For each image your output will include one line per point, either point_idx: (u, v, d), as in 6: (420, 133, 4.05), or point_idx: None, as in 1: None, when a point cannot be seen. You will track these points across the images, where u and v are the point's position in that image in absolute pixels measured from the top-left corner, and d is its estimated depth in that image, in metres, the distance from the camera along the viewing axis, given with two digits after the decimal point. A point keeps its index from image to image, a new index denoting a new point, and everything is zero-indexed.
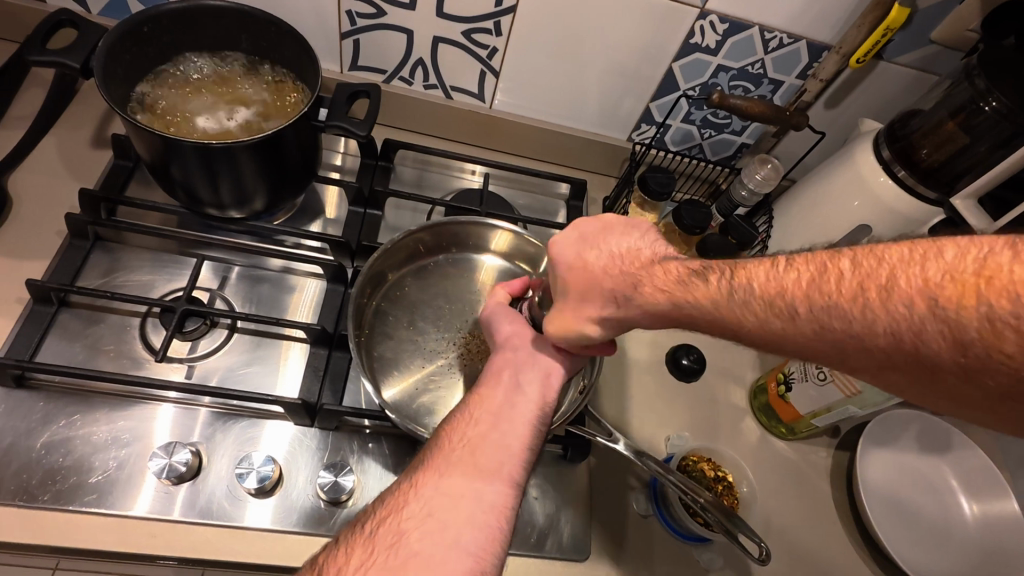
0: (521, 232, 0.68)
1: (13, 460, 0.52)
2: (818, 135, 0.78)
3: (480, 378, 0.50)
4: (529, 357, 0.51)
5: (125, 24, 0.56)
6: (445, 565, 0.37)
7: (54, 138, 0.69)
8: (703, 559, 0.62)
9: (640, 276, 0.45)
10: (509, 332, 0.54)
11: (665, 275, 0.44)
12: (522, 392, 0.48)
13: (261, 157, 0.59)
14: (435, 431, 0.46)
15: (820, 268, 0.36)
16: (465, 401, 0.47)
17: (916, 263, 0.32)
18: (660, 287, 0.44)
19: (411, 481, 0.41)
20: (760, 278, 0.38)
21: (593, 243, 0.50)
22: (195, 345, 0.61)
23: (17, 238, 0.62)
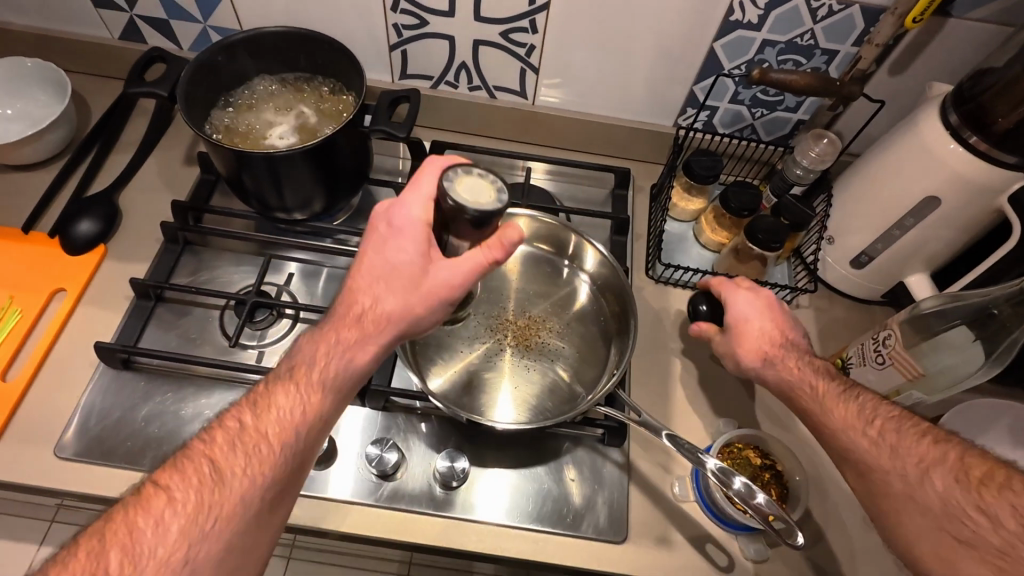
0: (537, 215, 0.70)
1: (122, 429, 0.61)
2: (879, 104, 0.73)
3: (320, 324, 0.51)
4: (375, 323, 0.50)
5: (201, 56, 0.64)
6: (210, 561, 0.41)
7: (155, 159, 0.80)
8: (748, 548, 0.60)
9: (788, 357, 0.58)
10: (397, 261, 0.50)
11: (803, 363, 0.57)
12: (339, 379, 0.49)
13: (316, 164, 0.65)
14: (254, 389, 0.49)
15: (869, 416, 0.51)
16: (272, 380, 0.49)
17: (927, 438, 0.47)
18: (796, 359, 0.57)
19: (204, 456, 0.44)
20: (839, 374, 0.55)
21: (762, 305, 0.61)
22: (264, 333, 0.68)
23: (126, 245, 0.73)
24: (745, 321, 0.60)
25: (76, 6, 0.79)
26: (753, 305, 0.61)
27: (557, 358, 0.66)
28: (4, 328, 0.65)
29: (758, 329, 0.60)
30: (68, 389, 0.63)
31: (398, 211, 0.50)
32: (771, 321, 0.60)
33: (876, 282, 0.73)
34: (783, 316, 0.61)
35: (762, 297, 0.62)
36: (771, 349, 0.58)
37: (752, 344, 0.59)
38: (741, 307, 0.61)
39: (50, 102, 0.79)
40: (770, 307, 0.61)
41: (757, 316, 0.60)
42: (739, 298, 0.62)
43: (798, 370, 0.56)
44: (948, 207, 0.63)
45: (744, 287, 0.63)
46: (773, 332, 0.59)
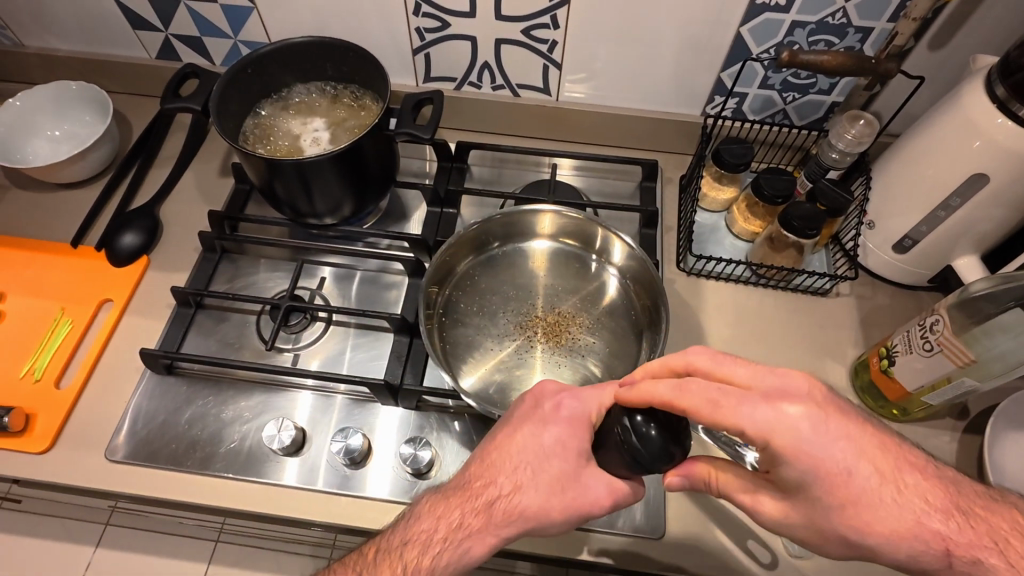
0: (563, 211, 0.69)
1: (167, 431, 0.64)
2: (917, 80, 0.69)
3: (433, 492, 0.51)
4: (506, 516, 0.46)
5: (232, 69, 0.66)
6: None
7: (193, 172, 0.83)
8: (791, 544, 0.58)
9: (885, 488, 0.41)
10: (552, 446, 0.47)
11: (892, 486, 0.41)
12: (447, 568, 0.47)
13: (344, 169, 0.66)
14: (368, 545, 0.52)
15: (984, 533, 0.41)
16: (377, 548, 0.50)
17: None
18: (883, 491, 0.41)
19: None
20: (932, 491, 0.42)
21: (825, 439, 0.40)
22: (299, 336, 0.70)
23: (167, 255, 0.76)
24: (820, 466, 0.40)
25: (116, 29, 0.83)
26: (822, 435, 0.40)
27: (588, 354, 0.65)
28: (58, 336, 0.69)
29: (838, 467, 0.40)
30: (117, 395, 0.66)
31: (568, 398, 0.49)
32: (857, 453, 0.41)
33: (923, 266, 0.70)
34: (857, 425, 0.42)
35: (818, 407, 0.41)
36: (872, 497, 0.41)
37: (840, 504, 0.41)
38: (802, 440, 0.40)
39: (94, 121, 0.83)
40: (830, 420, 0.41)
41: (828, 446, 0.40)
42: (797, 426, 0.40)
43: (911, 516, 0.41)
44: (998, 184, 0.60)
45: (781, 407, 0.41)
46: (868, 466, 0.41)
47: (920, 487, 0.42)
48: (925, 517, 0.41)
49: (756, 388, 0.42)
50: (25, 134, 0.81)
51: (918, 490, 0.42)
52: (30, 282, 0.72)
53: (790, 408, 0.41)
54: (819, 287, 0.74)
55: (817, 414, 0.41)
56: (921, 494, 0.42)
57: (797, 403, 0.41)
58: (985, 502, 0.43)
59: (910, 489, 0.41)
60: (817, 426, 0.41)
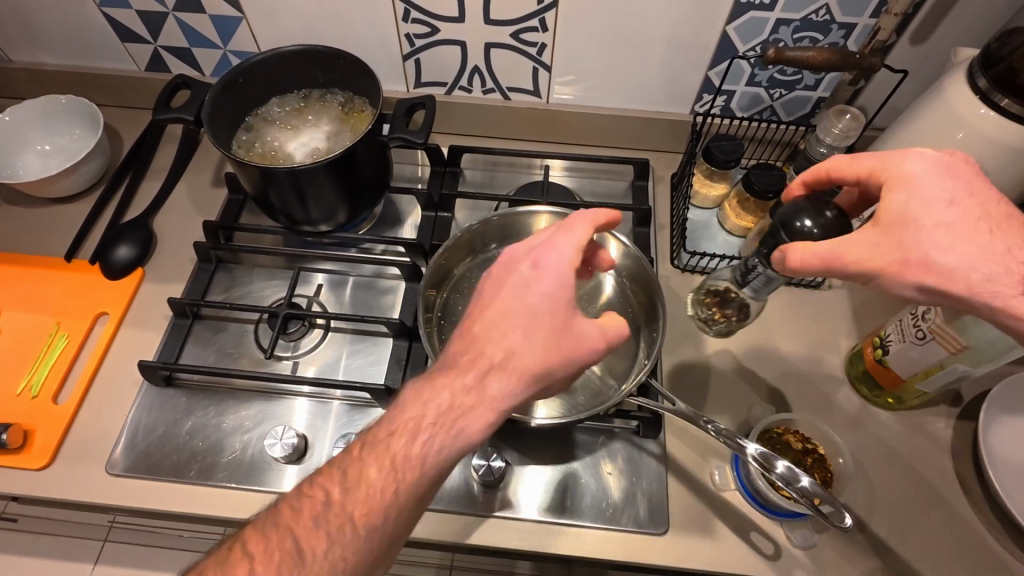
0: (561, 211, 0.69)
1: (167, 443, 0.63)
2: (901, 75, 0.71)
3: (435, 360, 0.45)
4: (501, 381, 0.42)
5: (224, 78, 0.66)
6: None
7: (185, 183, 0.83)
8: (794, 535, 0.59)
9: (995, 228, 0.44)
10: (541, 304, 0.44)
11: (1004, 225, 0.44)
12: (428, 464, 0.41)
13: (338, 177, 0.66)
14: (357, 434, 0.44)
15: None
16: (363, 437, 0.43)
17: None
18: (988, 228, 0.44)
19: (290, 523, 0.41)
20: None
21: (941, 177, 0.45)
22: (298, 344, 0.70)
23: (163, 266, 0.76)
24: (948, 198, 0.45)
25: (102, 42, 0.82)
26: (951, 177, 0.45)
27: None
28: (54, 351, 0.68)
29: (962, 210, 0.44)
30: (116, 408, 0.66)
31: (544, 255, 0.45)
32: (985, 205, 0.45)
33: None
34: (994, 193, 0.45)
35: (962, 163, 0.46)
36: (995, 240, 0.44)
37: (963, 237, 0.44)
38: (935, 179, 0.45)
39: (83, 135, 0.83)
40: (955, 168, 0.46)
41: (957, 187, 0.45)
42: (927, 170, 0.46)
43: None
44: (983, 173, 0.61)
45: (917, 159, 0.47)
46: (992, 218, 0.44)
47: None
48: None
49: (886, 154, 0.48)
50: (15, 150, 0.81)
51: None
52: (24, 297, 0.72)
53: (920, 151, 0.47)
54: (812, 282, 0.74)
55: (941, 167, 0.46)
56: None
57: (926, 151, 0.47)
58: None
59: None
60: (940, 169, 0.46)
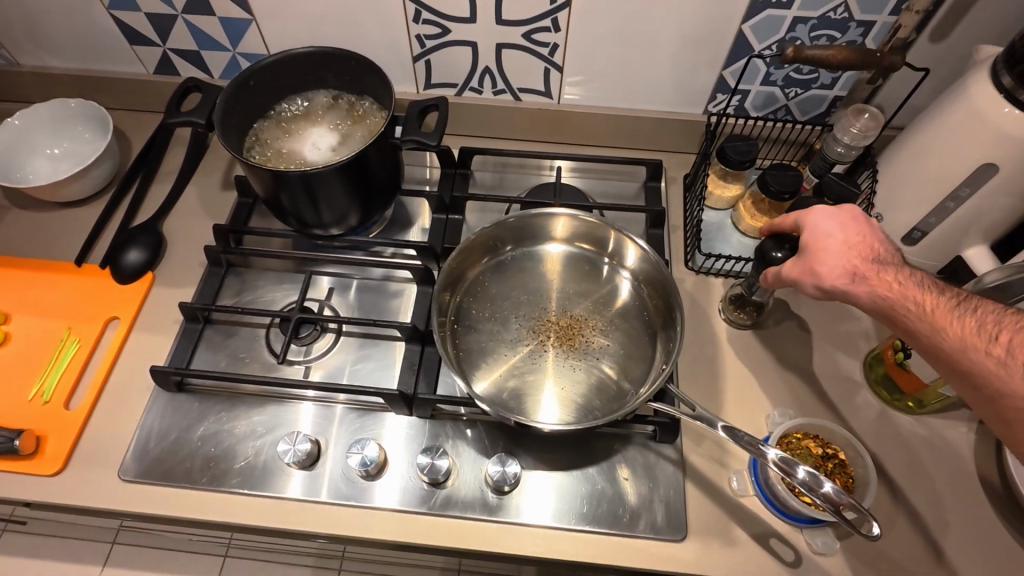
0: (574, 214, 0.68)
1: (180, 449, 0.63)
2: (921, 73, 0.69)
3: None
4: None
5: (235, 81, 0.65)
6: None
7: (195, 185, 0.83)
8: (815, 541, 0.58)
9: (864, 252, 0.53)
10: None
11: (867, 251, 0.53)
12: None
13: (350, 178, 0.66)
14: None
15: (944, 308, 0.49)
16: None
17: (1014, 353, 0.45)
18: (853, 250, 0.53)
19: None
20: (907, 272, 0.52)
21: (832, 214, 0.55)
22: (309, 348, 0.69)
23: (173, 270, 0.76)
24: (828, 233, 0.54)
25: (111, 45, 0.82)
26: (835, 218, 0.55)
27: (602, 356, 0.65)
28: (65, 356, 0.68)
29: (839, 238, 0.54)
30: (128, 413, 0.66)
31: None
32: (859, 235, 0.54)
33: (933, 259, 0.70)
34: (871, 228, 0.54)
35: (847, 211, 0.55)
36: (861, 263, 0.52)
37: (839, 259, 0.53)
38: (821, 224, 0.55)
39: (92, 138, 0.82)
40: (850, 213, 0.55)
41: (838, 225, 0.54)
42: (817, 215, 0.55)
43: (890, 280, 0.51)
44: (1007, 174, 0.60)
45: (811, 211, 0.56)
46: (861, 245, 0.53)
47: (901, 266, 0.52)
48: (903, 282, 0.51)
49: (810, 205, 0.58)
50: (24, 154, 0.81)
51: (896, 266, 0.52)
52: (34, 302, 0.71)
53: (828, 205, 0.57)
54: None
55: (842, 214, 0.55)
56: (896, 269, 0.52)
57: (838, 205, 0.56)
58: (972, 301, 0.50)
59: (896, 268, 0.52)
60: (839, 214, 0.55)
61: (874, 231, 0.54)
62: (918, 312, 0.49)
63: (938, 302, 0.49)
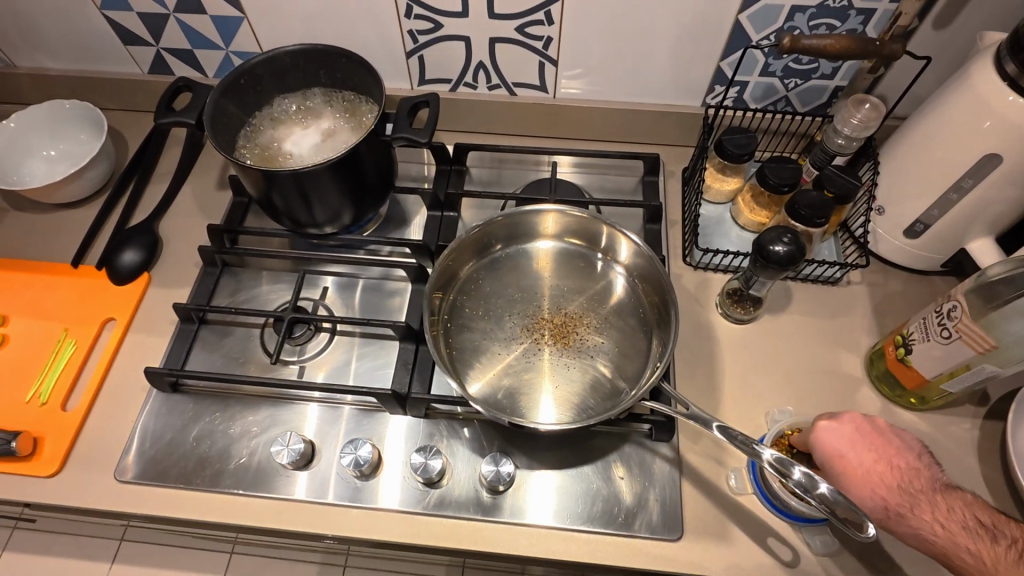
0: (567, 210, 0.67)
1: (175, 449, 0.63)
2: (923, 61, 0.68)
3: None
4: None
5: (224, 81, 0.65)
6: None
7: (191, 185, 0.83)
8: (814, 541, 0.57)
9: (877, 469, 0.52)
10: None
11: (875, 456, 0.52)
12: None
13: (341, 176, 0.65)
14: None
15: (940, 510, 0.50)
16: None
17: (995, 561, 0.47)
18: (866, 465, 0.52)
19: None
20: (907, 467, 0.52)
21: (854, 453, 0.52)
22: (304, 348, 0.69)
23: (169, 271, 0.75)
24: (844, 456, 0.52)
25: (104, 45, 0.82)
26: (846, 441, 0.53)
27: (597, 355, 0.64)
28: (61, 359, 0.68)
29: (860, 465, 0.52)
30: (124, 415, 0.66)
31: None
32: (874, 452, 0.52)
33: (936, 251, 0.69)
34: (883, 440, 0.53)
35: (850, 422, 0.54)
36: (884, 494, 0.51)
37: (863, 491, 0.51)
38: (832, 444, 0.53)
39: (88, 139, 0.82)
40: (863, 435, 0.53)
41: (855, 449, 0.52)
42: (823, 435, 0.53)
43: (922, 510, 0.50)
44: (1012, 164, 0.58)
45: (817, 426, 0.54)
46: (878, 471, 0.52)
47: (901, 459, 0.52)
48: (925, 502, 0.50)
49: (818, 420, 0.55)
50: (20, 156, 0.81)
51: (896, 462, 0.52)
52: (31, 304, 0.72)
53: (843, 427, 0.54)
54: (829, 277, 0.73)
55: (856, 436, 0.53)
56: (897, 465, 0.52)
57: (851, 425, 0.54)
58: (959, 497, 0.51)
59: (911, 476, 0.52)
60: (854, 441, 0.53)
61: (881, 437, 0.53)
62: (941, 531, 0.49)
63: (934, 505, 0.50)
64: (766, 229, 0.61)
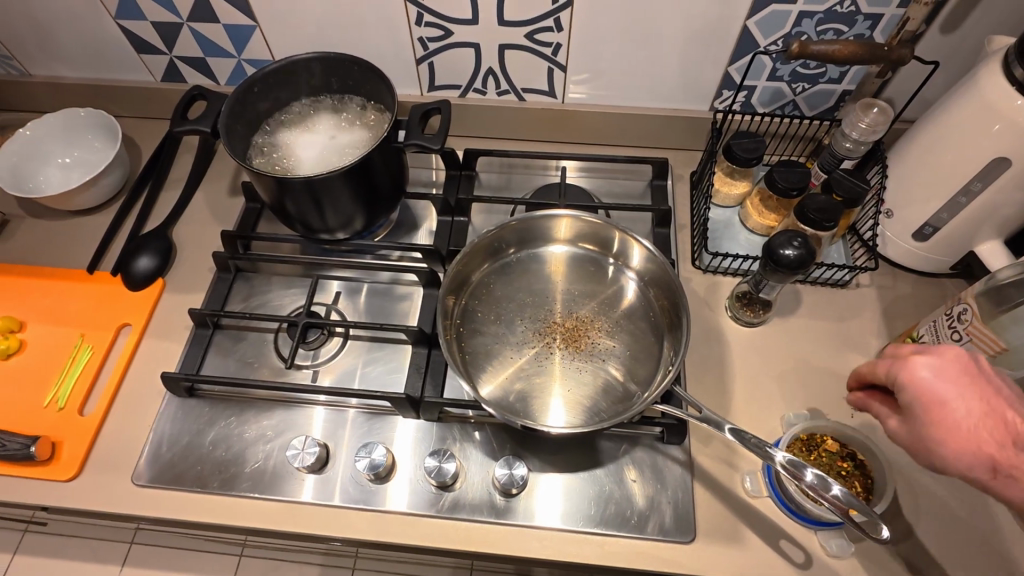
0: (585, 216, 0.68)
1: (191, 453, 0.64)
2: (931, 66, 0.68)
3: None
4: None
5: (238, 89, 0.66)
6: None
7: (203, 191, 0.84)
8: (829, 544, 0.58)
9: (983, 418, 0.45)
10: None
11: (982, 403, 0.45)
12: None
13: (354, 182, 0.66)
14: None
15: None
16: None
17: None
18: (969, 410, 0.45)
19: None
20: (1023, 419, 0.45)
21: (953, 396, 0.46)
22: (317, 353, 0.70)
23: (184, 277, 0.76)
24: (943, 400, 0.46)
25: (119, 54, 0.83)
26: (948, 381, 0.46)
27: (608, 358, 0.65)
28: (78, 364, 0.69)
29: (962, 411, 0.45)
30: (140, 419, 0.67)
31: None
32: (982, 397, 0.46)
33: (945, 254, 0.69)
34: (990, 385, 0.46)
35: (954, 360, 0.47)
36: (991, 447, 0.44)
37: (964, 442, 0.45)
38: (928, 384, 0.47)
39: (103, 146, 0.84)
40: (967, 376, 0.46)
41: (958, 393, 0.46)
42: (921, 374, 0.47)
43: None
44: (1020, 167, 0.58)
45: (912, 363, 0.48)
46: (986, 419, 0.45)
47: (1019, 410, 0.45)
48: None
49: (907, 353, 0.49)
50: (36, 164, 0.82)
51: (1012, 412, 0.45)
52: (47, 310, 0.73)
53: (944, 366, 0.47)
54: (839, 279, 0.73)
55: (960, 377, 0.46)
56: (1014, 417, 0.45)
57: (954, 363, 0.47)
58: None
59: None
60: (955, 382, 0.46)
61: (989, 381, 0.46)
62: None
63: None
64: (778, 233, 0.61)
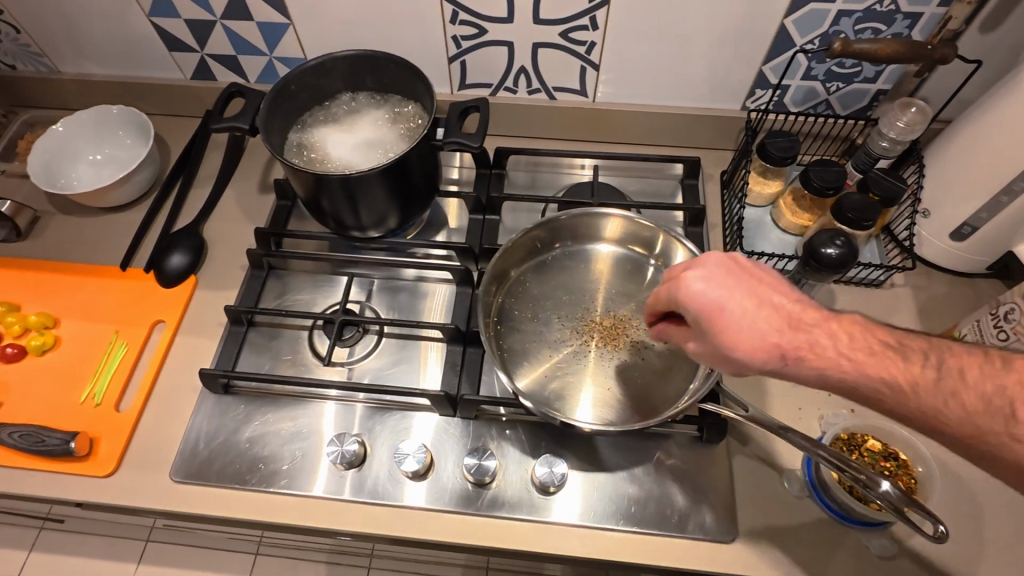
0: (632, 216, 0.68)
1: (228, 450, 0.64)
2: (970, 65, 0.68)
3: None
4: None
5: (278, 85, 0.66)
6: None
7: (233, 189, 0.84)
8: (872, 544, 0.57)
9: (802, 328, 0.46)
10: None
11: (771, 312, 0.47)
12: None
13: (391, 180, 0.66)
14: None
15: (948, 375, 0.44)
16: None
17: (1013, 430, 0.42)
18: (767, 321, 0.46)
19: None
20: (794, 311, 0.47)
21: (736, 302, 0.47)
22: (351, 350, 0.70)
23: (215, 274, 0.76)
24: (729, 309, 0.46)
25: (151, 52, 0.83)
26: (716, 288, 0.47)
27: (647, 356, 0.65)
28: (114, 360, 0.69)
29: (734, 314, 0.46)
30: (175, 416, 0.66)
31: None
32: (749, 294, 0.47)
33: (983, 254, 0.69)
34: (750, 282, 0.48)
35: (715, 269, 0.48)
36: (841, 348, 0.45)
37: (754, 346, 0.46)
38: (699, 296, 0.47)
39: (133, 143, 0.84)
40: (738, 282, 0.48)
41: (728, 296, 0.47)
42: (695, 286, 0.47)
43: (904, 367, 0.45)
44: None
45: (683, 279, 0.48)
46: (773, 316, 0.47)
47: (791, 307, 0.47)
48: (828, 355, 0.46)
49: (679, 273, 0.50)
50: (67, 161, 0.82)
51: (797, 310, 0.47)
52: (81, 306, 0.73)
53: (708, 277, 0.48)
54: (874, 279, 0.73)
55: (730, 284, 0.47)
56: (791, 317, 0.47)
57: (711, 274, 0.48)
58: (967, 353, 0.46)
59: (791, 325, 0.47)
60: (725, 286, 0.47)
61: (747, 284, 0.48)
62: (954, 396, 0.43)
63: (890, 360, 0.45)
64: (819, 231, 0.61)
